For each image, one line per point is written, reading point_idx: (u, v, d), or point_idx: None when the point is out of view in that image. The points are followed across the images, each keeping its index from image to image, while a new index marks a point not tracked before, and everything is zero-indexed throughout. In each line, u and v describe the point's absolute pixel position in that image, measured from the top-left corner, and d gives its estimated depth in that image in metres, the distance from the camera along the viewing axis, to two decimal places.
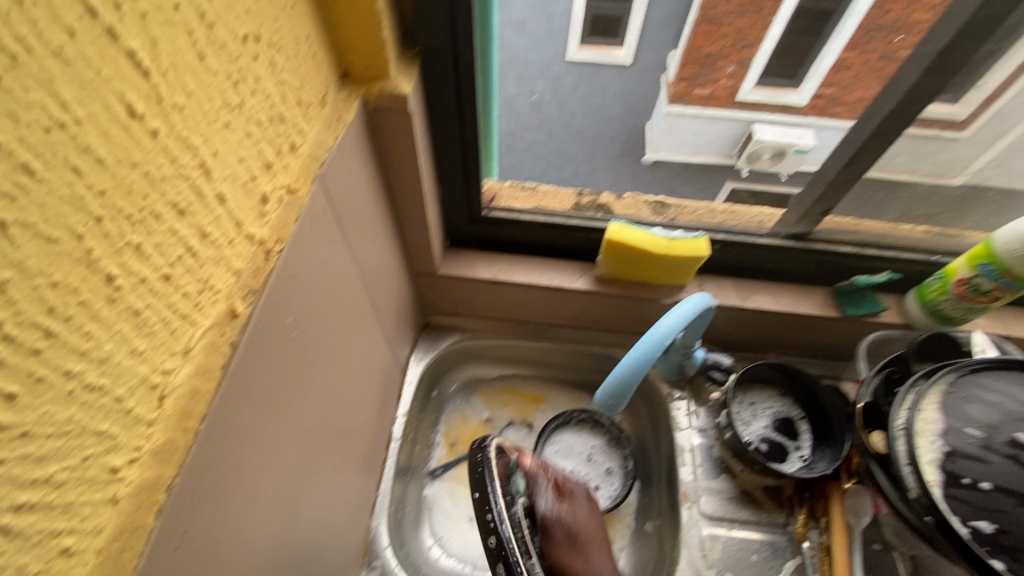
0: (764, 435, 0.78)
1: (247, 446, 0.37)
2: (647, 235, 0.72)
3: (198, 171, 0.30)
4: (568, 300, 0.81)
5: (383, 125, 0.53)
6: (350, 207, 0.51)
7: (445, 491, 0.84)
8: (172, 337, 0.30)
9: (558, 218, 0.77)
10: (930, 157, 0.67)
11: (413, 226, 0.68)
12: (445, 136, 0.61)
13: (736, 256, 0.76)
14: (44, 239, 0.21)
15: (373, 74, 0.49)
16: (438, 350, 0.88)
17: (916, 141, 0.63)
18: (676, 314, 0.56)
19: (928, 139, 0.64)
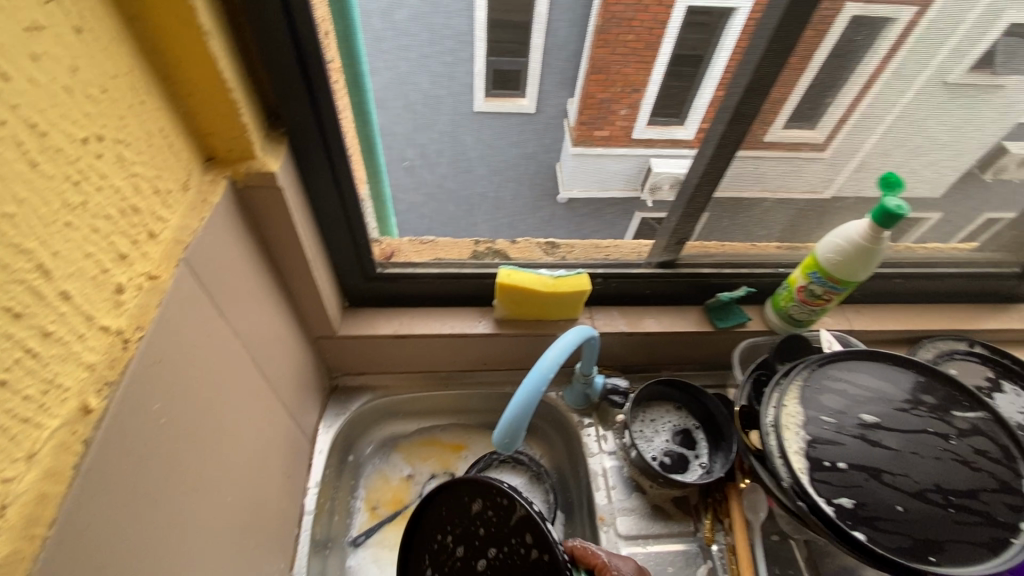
0: (667, 449, 0.83)
1: (110, 545, 0.36)
2: (534, 276, 0.77)
3: (35, 273, 0.31)
4: (473, 345, 0.84)
5: (255, 201, 0.54)
6: (226, 283, 0.52)
7: (369, 559, 0.81)
8: (12, 443, 0.30)
9: (454, 268, 0.80)
10: (790, 176, 0.74)
11: (304, 292, 0.69)
12: (325, 204, 0.63)
13: (617, 286, 0.84)
14: None
15: (240, 155, 0.51)
16: (349, 412, 0.87)
17: (779, 159, 0.70)
18: (558, 347, 0.61)
19: (790, 159, 0.71)
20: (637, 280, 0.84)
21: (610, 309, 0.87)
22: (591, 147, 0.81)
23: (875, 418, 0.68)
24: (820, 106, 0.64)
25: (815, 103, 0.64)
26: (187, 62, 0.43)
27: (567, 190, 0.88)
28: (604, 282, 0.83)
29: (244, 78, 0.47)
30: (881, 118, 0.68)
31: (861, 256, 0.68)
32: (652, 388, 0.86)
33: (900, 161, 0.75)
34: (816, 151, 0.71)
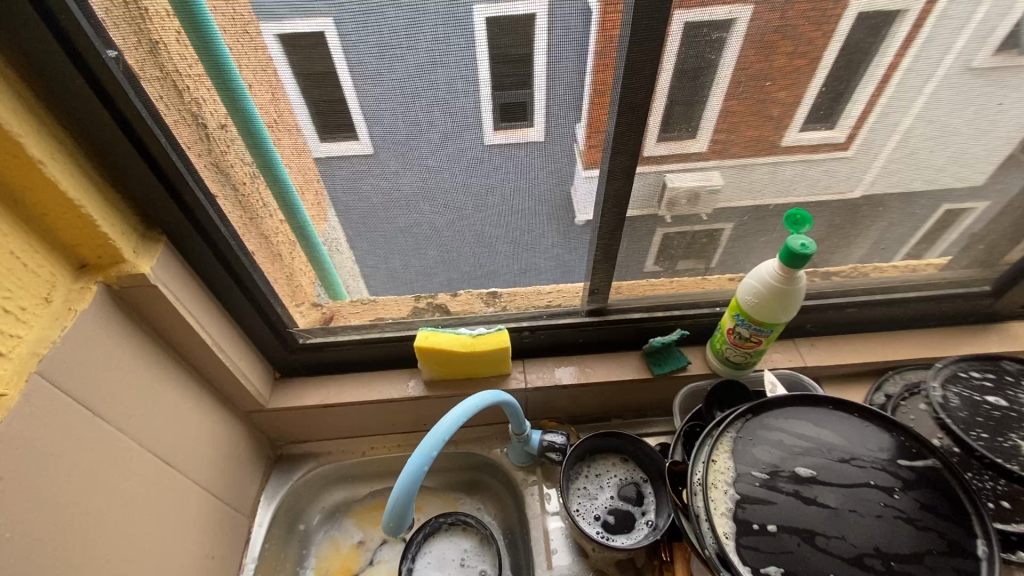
0: (611, 506, 0.79)
1: None
2: (453, 335, 0.76)
3: None
4: (406, 407, 0.83)
5: (135, 299, 0.56)
6: (106, 384, 0.54)
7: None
8: None
9: (375, 333, 0.80)
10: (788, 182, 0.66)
11: (219, 373, 0.70)
12: (225, 290, 0.66)
13: (546, 336, 0.82)
14: None
15: (112, 260, 0.53)
16: (292, 481, 0.87)
17: (795, 164, 0.63)
18: (448, 420, 0.60)
19: (809, 163, 0.64)
20: (572, 329, 0.81)
21: (546, 360, 0.84)
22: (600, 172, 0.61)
23: (810, 471, 0.63)
24: (837, 104, 0.58)
25: (834, 99, 0.57)
26: (32, 188, 0.45)
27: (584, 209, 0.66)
28: (532, 335, 0.81)
29: (99, 191, 0.50)
30: (902, 115, 0.60)
31: (778, 298, 0.65)
32: (594, 442, 0.82)
33: (924, 162, 0.67)
34: (839, 151, 0.63)
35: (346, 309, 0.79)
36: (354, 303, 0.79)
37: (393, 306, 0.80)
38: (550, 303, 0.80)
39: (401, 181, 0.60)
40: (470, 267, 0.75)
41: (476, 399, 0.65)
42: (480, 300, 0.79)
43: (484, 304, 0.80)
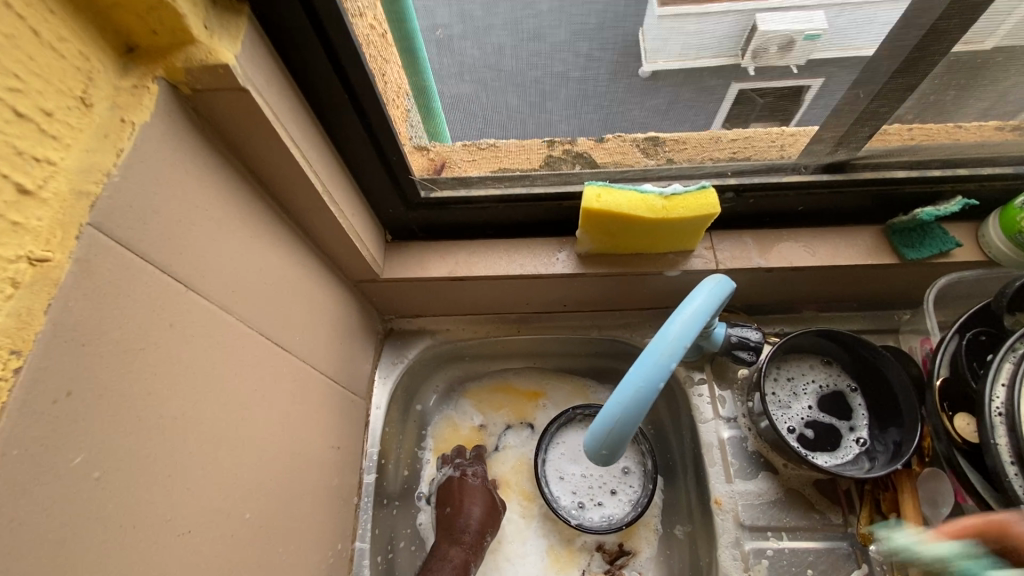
0: (808, 419, 0.63)
1: None
2: (637, 196, 0.54)
3: None
4: (551, 286, 0.65)
5: (215, 114, 0.36)
6: (195, 244, 0.36)
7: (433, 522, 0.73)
8: None
9: (519, 189, 0.59)
10: None
11: (328, 232, 0.53)
12: (334, 112, 0.45)
13: (755, 202, 0.59)
14: None
15: (175, 39, 0.31)
16: (407, 360, 0.75)
17: None
18: (685, 318, 0.40)
19: None
20: (781, 193, 0.58)
21: (738, 233, 0.63)
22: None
23: None
24: None
25: None
26: None
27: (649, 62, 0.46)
28: (735, 199, 0.58)
29: None
30: None
31: None
32: (793, 341, 0.63)
33: None
34: None
35: (458, 155, 0.57)
36: (470, 149, 0.57)
37: (521, 157, 0.58)
38: (733, 153, 0.57)
39: None
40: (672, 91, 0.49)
41: (716, 289, 0.42)
42: (636, 150, 0.58)
43: (641, 155, 0.58)
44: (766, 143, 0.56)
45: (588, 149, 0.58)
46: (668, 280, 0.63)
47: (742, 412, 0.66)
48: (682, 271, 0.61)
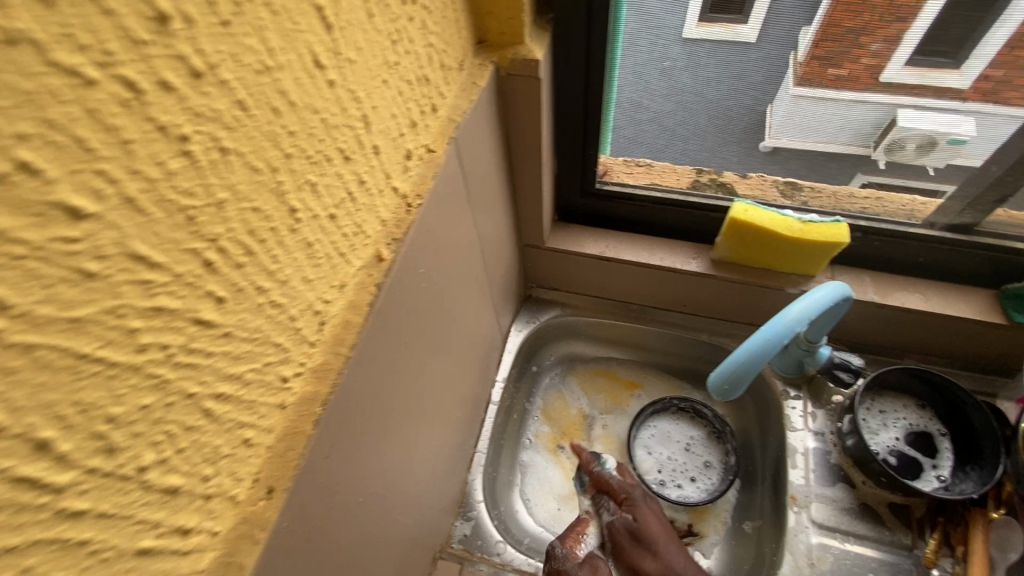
0: (894, 447, 0.70)
1: (377, 394, 0.40)
2: (778, 217, 0.66)
3: (359, 121, 0.33)
4: (681, 283, 0.78)
5: (510, 90, 0.54)
6: (479, 172, 0.53)
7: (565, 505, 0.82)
8: (333, 271, 0.33)
9: (677, 197, 0.73)
10: None
11: (527, 197, 0.70)
12: (568, 107, 0.62)
13: (879, 245, 0.69)
14: (250, 169, 0.25)
15: (512, 39, 0.50)
16: (538, 322, 0.90)
17: None
18: (808, 300, 0.51)
19: None
20: (904, 242, 0.68)
21: (856, 272, 0.73)
22: (820, 91, 0.58)
23: None
24: None
25: None
26: None
27: (771, 138, 0.65)
28: (862, 238, 0.69)
29: None
30: None
31: None
32: (887, 375, 0.71)
33: None
34: None
35: (618, 166, 0.73)
36: (629, 164, 0.73)
37: (671, 176, 0.73)
38: (864, 208, 0.69)
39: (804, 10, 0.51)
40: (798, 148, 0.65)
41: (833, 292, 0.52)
42: (774, 190, 0.72)
43: (778, 195, 0.72)
44: (896, 204, 0.68)
45: (733, 181, 0.72)
46: (787, 298, 0.73)
47: (830, 429, 0.74)
48: (802, 290, 0.71)
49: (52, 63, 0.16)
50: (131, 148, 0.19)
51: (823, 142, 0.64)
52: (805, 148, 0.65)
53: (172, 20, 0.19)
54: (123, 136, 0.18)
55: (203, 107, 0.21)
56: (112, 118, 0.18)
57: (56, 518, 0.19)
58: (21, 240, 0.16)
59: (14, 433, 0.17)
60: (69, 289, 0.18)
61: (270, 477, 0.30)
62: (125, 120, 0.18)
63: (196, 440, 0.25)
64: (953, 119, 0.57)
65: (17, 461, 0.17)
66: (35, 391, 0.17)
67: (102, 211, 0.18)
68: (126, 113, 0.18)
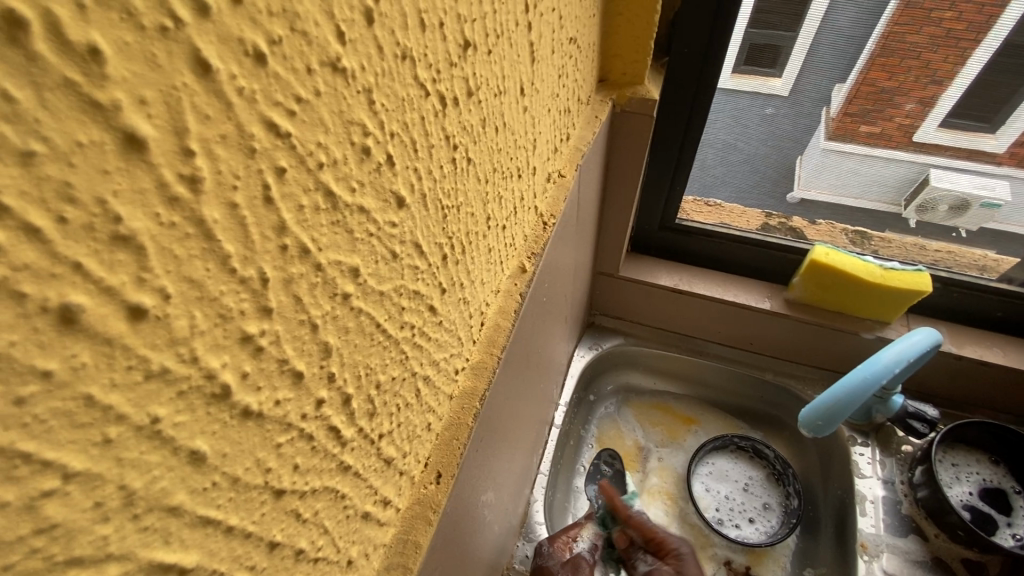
0: (968, 502, 0.69)
1: (504, 398, 0.42)
2: (859, 262, 0.69)
3: (531, 144, 0.36)
4: (751, 320, 0.79)
5: (620, 125, 0.57)
6: (585, 199, 0.57)
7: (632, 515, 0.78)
8: (495, 276, 0.36)
9: (753, 237, 0.76)
10: None
11: (611, 227, 0.73)
12: (664, 143, 0.65)
13: (959, 296, 0.71)
14: (477, 177, 0.28)
15: (632, 79, 0.54)
16: (600, 349, 0.91)
17: None
18: (904, 345, 0.52)
19: None
20: (983, 295, 0.70)
21: (931, 321, 0.74)
22: (851, 144, 0.64)
23: None
24: None
25: None
26: None
27: (799, 189, 0.72)
28: (943, 289, 0.71)
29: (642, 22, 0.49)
30: None
31: None
32: (961, 428, 0.71)
33: None
34: None
35: (689, 206, 0.77)
36: (700, 204, 0.77)
37: (741, 218, 0.77)
38: (935, 259, 0.73)
39: (908, 40, 0.54)
40: (864, 185, 0.68)
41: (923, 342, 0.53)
42: (844, 236, 0.75)
43: (848, 242, 0.76)
44: (966, 258, 0.72)
45: (803, 226, 0.75)
46: (861, 343, 0.74)
47: (900, 478, 0.73)
48: (878, 336, 0.72)
49: (416, 76, 0.19)
50: (431, 151, 0.22)
51: (852, 197, 0.70)
52: (830, 201, 0.72)
53: (468, 48, 0.23)
54: (430, 140, 0.22)
55: (467, 121, 0.25)
56: (429, 124, 0.21)
57: (337, 469, 0.21)
58: (375, 219, 0.19)
59: (338, 385, 0.19)
60: (384, 266, 0.20)
61: (439, 462, 0.31)
62: (433, 126, 0.21)
63: (408, 417, 0.27)
64: (925, 121, 0.60)
65: (333, 412, 0.19)
66: (353, 351, 0.19)
67: (410, 201, 0.21)
68: (435, 121, 0.21)
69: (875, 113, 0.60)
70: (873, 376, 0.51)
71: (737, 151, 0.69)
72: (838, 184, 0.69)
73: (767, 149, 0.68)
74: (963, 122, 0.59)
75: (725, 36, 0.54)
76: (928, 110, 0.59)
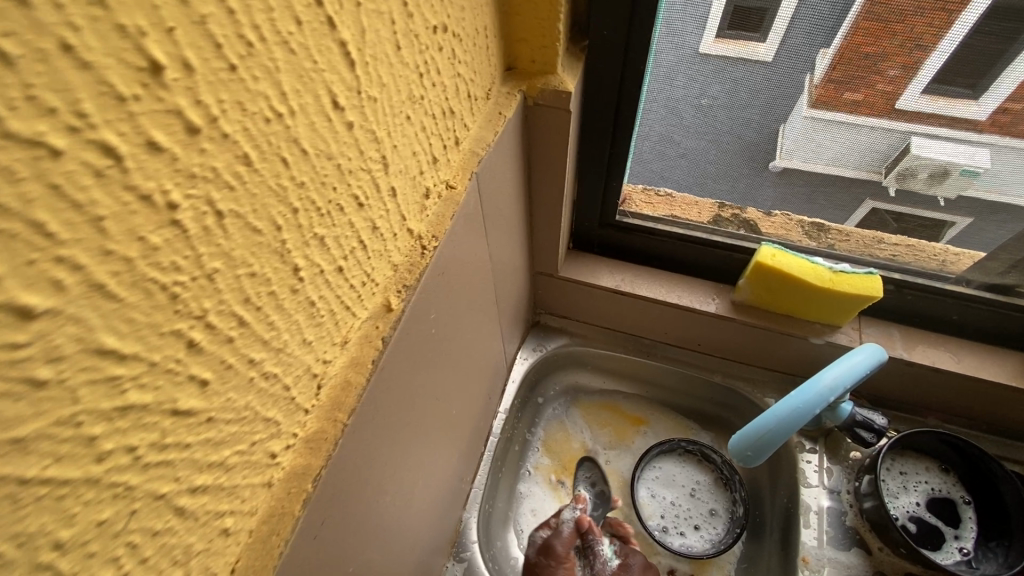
0: (914, 514, 0.66)
1: (377, 454, 0.36)
2: (807, 264, 0.63)
3: (378, 164, 0.30)
4: (698, 323, 0.74)
5: (535, 120, 0.50)
6: (497, 206, 0.50)
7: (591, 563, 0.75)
8: (335, 327, 0.29)
9: (699, 233, 0.70)
10: None
11: (544, 226, 0.66)
12: (594, 136, 0.59)
13: (912, 300, 0.67)
14: (250, 229, 0.21)
15: (543, 68, 0.47)
16: (545, 351, 0.86)
17: None
18: (844, 366, 0.47)
19: None
20: (937, 298, 0.66)
21: (885, 324, 0.70)
22: (830, 112, 0.54)
23: None
24: None
25: None
26: None
27: (782, 159, 0.61)
28: (896, 292, 0.67)
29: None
30: None
31: None
32: (913, 436, 0.68)
33: None
34: None
35: (637, 195, 0.70)
36: (649, 194, 0.70)
37: (693, 209, 0.70)
38: (893, 256, 0.67)
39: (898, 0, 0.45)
40: (845, 152, 0.57)
41: (864, 362, 0.48)
42: (799, 230, 0.69)
43: (803, 236, 0.69)
44: (927, 254, 0.66)
45: (757, 218, 0.69)
46: (811, 348, 0.70)
47: (847, 488, 0.70)
48: (827, 341, 0.68)
49: (7, 133, 0.13)
50: (104, 227, 0.16)
51: (830, 164, 0.59)
52: (809, 170, 0.61)
53: (168, 70, 0.16)
54: (97, 210, 0.15)
55: (200, 168, 0.18)
56: (75, 194, 0.14)
57: None
58: None
59: None
60: (11, 404, 0.14)
61: (249, 568, 0.26)
62: (97, 192, 0.15)
63: (166, 543, 0.21)
64: (909, 86, 0.49)
65: None
66: None
67: (59, 305, 0.15)
68: (97, 183, 0.15)
69: (857, 76, 0.50)
70: (808, 402, 0.46)
71: (675, 145, 0.63)
72: (812, 153, 0.58)
73: (705, 143, 0.61)
74: (953, 88, 0.48)
75: (648, 19, 0.47)
76: (911, 76, 0.49)
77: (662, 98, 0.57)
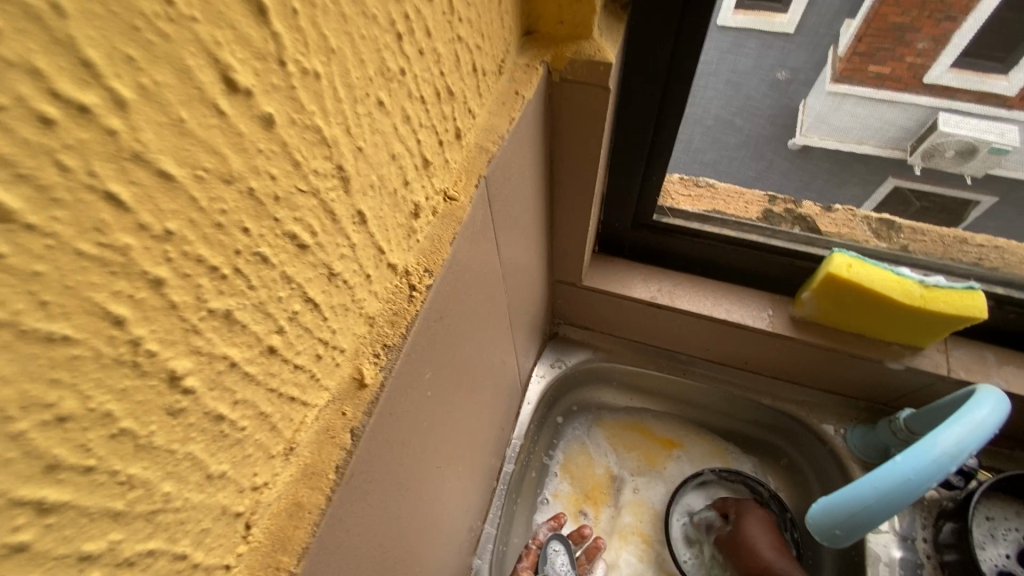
0: (1004, 569, 0.56)
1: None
2: (891, 276, 0.51)
3: (332, 179, 0.19)
4: (746, 340, 0.63)
5: (563, 101, 0.39)
6: (510, 214, 0.39)
7: None
8: (270, 435, 0.19)
9: (754, 236, 0.58)
10: None
11: (568, 228, 0.55)
12: (633, 119, 0.47)
13: (1015, 318, 0.56)
14: (34, 342, 0.11)
15: (574, 31, 0.35)
16: (565, 366, 0.75)
17: None
18: (965, 426, 0.37)
19: None
20: None
21: (978, 345, 0.58)
22: (858, 88, 0.47)
23: None
24: None
25: None
26: None
27: (801, 135, 0.52)
28: (996, 309, 0.55)
29: None
30: None
31: None
32: (1009, 481, 0.57)
33: None
34: None
35: (676, 188, 0.59)
36: (688, 185, 0.59)
37: (738, 202, 0.60)
38: (981, 259, 0.57)
39: None
40: (867, 128, 0.51)
41: (990, 419, 0.37)
42: (865, 228, 0.59)
43: (872, 235, 0.59)
44: (1019, 256, 0.56)
45: (813, 213, 0.59)
46: (885, 372, 0.59)
47: (922, 535, 0.60)
48: (907, 366, 0.57)
49: None
50: None
51: (857, 142, 0.52)
52: (834, 149, 0.53)
53: None
54: None
55: None
56: None
57: None
58: None
59: None
60: None
61: None
62: None
63: None
64: (939, 57, 0.44)
65: None
66: None
67: None
68: None
69: (884, 48, 0.44)
70: (919, 472, 0.36)
71: (736, 131, 0.52)
72: (856, 130, 0.51)
73: (777, 128, 0.52)
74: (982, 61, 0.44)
75: None
76: (941, 46, 0.43)
77: (727, 69, 0.45)
